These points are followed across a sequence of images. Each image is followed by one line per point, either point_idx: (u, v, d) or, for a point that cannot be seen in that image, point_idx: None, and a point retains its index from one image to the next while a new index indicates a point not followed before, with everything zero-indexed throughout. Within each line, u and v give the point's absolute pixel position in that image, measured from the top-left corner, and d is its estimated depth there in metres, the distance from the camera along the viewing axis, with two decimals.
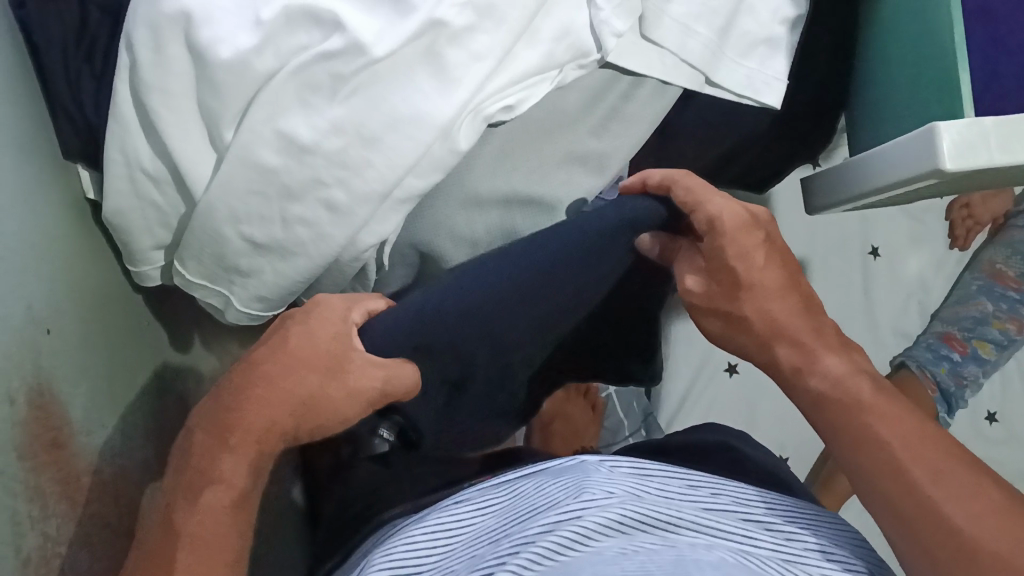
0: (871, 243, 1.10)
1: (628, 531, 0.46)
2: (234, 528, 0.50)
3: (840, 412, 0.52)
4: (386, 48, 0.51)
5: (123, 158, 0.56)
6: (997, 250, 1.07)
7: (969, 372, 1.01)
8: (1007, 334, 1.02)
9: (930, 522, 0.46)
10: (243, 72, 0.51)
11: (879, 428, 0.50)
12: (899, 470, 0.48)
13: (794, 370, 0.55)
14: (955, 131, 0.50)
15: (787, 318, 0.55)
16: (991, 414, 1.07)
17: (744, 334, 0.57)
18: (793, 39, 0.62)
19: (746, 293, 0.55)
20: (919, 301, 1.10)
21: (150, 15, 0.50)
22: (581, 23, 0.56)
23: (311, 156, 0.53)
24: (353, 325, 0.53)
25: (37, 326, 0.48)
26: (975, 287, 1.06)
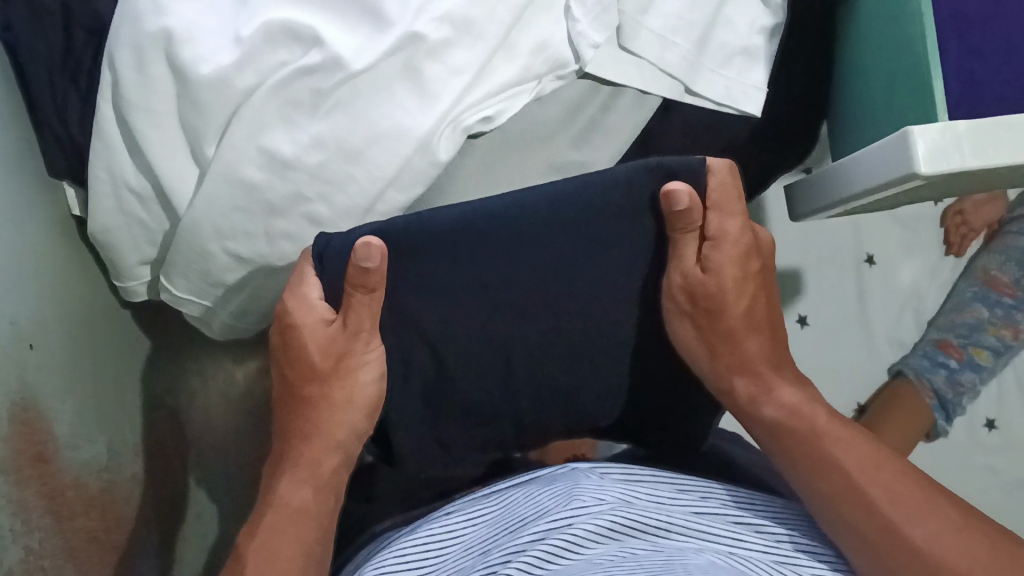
0: (864, 252, 1.10)
1: (618, 538, 0.47)
2: (310, 546, 0.52)
3: (796, 440, 0.53)
4: (364, 63, 0.52)
5: (107, 175, 0.56)
6: (991, 256, 1.06)
7: (966, 379, 1.02)
8: (1003, 340, 1.02)
9: (887, 546, 0.48)
10: (225, 90, 0.52)
11: (831, 448, 0.52)
12: (854, 493, 0.50)
13: (752, 398, 0.55)
14: (929, 137, 0.51)
15: (755, 349, 0.55)
16: (990, 421, 1.06)
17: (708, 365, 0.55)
18: (771, 49, 0.63)
19: (722, 317, 0.53)
20: (914, 309, 1.09)
21: (132, 37, 0.51)
22: (559, 37, 0.57)
23: (294, 172, 0.54)
24: (320, 304, 0.52)
25: (21, 342, 0.49)
26: (969, 294, 1.06)
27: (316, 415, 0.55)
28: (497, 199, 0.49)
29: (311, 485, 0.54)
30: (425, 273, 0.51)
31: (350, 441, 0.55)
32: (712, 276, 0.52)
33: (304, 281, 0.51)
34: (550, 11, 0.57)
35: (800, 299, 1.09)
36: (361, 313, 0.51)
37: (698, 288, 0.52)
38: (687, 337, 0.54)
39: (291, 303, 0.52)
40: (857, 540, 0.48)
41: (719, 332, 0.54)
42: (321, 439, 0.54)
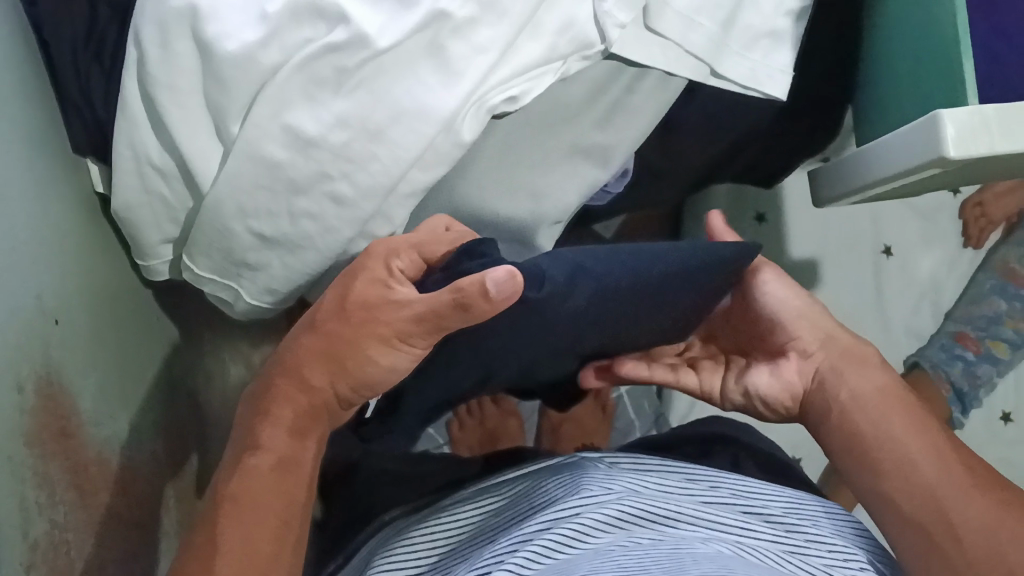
0: (883, 243, 1.09)
1: (626, 526, 0.46)
2: (292, 495, 0.50)
3: (849, 422, 0.55)
4: (390, 41, 0.52)
5: (131, 152, 0.56)
6: (1009, 249, 1.06)
7: (983, 372, 1.02)
8: (1022, 333, 1.02)
9: (960, 506, 0.49)
10: (249, 66, 0.52)
11: (884, 427, 0.53)
12: (903, 473, 0.51)
13: (860, 360, 0.58)
14: (959, 119, 0.51)
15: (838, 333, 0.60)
16: (1006, 415, 1.06)
17: (823, 330, 0.60)
18: (797, 31, 0.62)
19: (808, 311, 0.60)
20: (932, 301, 1.09)
21: (158, 12, 0.51)
22: (584, 15, 0.56)
23: (317, 150, 0.54)
24: (395, 273, 0.51)
25: (46, 317, 0.49)
26: (987, 286, 1.05)
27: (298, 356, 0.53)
28: (629, 250, 0.49)
29: (294, 430, 0.52)
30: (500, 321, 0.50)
31: (332, 398, 0.53)
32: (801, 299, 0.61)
33: (402, 250, 0.51)
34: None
35: (818, 289, 1.08)
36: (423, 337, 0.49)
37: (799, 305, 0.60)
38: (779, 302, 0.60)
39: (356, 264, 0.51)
40: (928, 498, 0.50)
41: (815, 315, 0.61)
42: (309, 391, 0.52)
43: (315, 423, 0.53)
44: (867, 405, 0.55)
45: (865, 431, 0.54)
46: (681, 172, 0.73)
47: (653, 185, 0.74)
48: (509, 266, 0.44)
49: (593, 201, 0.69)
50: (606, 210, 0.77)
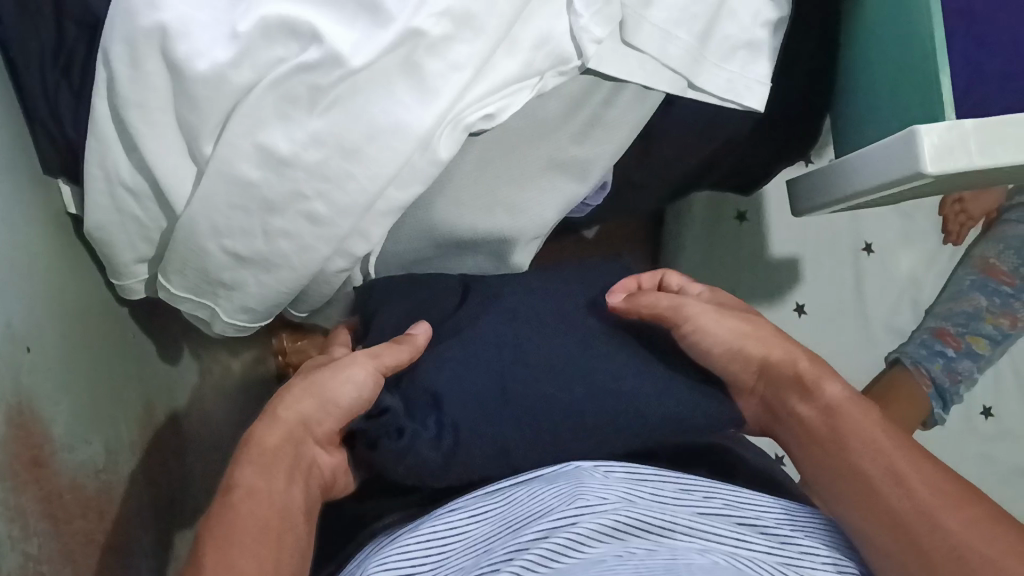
0: (864, 240, 1.09)
1: (622, 537, 0.46)
2: (287, 532, 0.46)
3: (814, 445, 0.54)
4: (363, 60, 0.51)
5: (102, 173, 0.55)
6: (989, 245, 1.06)
7: (963, 368, 1.02)
8: (1000, 329, 1.03)
9: (923, 525, 0.46)
10: (221, 86, 0.51)
11: (852, 450, 0.51)
12: (869, 491, 0.49)
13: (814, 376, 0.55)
14: (935, 135, 0.50)
15: (777, 353, 0.57)
16: (986, 409, 1.06)
17: (759, 358, 0.57)
18: (775, 42, 0.62)
19: (745, 349, 0.58)
20: (912, 298, 1.09)
21: (125, 31, 0.50)
22: (561, 30, 0.56)
23: (291, 169, 0.53)
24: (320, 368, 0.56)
25: (16, 345, 0.48)
26: (967, 283, 1.06)
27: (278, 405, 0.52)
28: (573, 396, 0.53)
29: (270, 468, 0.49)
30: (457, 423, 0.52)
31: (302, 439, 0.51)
32: (739, 342, 0.58)
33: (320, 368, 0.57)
34: (551, 4, 0.55)
35: (799, 288, 1.08)
36: (355, 377, 0.53)
37: (739, 349, 0.58)
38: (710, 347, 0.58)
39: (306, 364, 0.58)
40: (894, 526, 0.47)
41: (765, 336, 0.58)
42: (281, 426, 0.51)
43: (294, 460, 0.50)
44: (827, 433, 0.53)
45: (833, 463, 0.52)
46: (661, 182, 0.72)
47: (632, 196, 0.73)
48: (423, 327, 0.58)
49: (572, 212, 0.69)
50: (585, 219, 0.76)
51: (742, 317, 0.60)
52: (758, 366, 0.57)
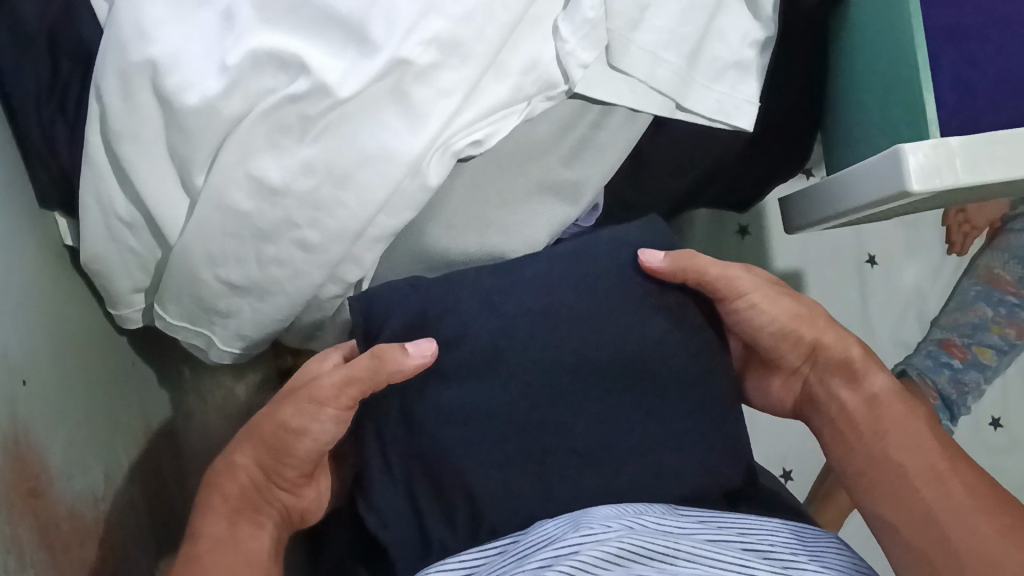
0: (866, 252, 1.10)
1: (627, 564, 0.45)
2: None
3: (854, 428, 0.54)
4: (352, 89, 0.52)
5: (98, 204, 0.56)
6: (995, 255, 1.03)
7: (970, 379, 0.99)
8: (1007, 339, 1.00)
9: (952, 526, 0.47)
10: (211, 117, 0.52)
11: (892, 442, 0.52)
12: (901, 483, 0.50)
13: (862, 366, 0.56)
14: (922, 153, 0.50)
15: (829, 342, 0.57)
16: (996, 420, 1.06)
17: (809, 342, 0.57)
18: (764, 62, 0.62)
19: (801, 330, 0.57)
20: (917, 309, 1.09)
21: (118, 64, 0.51)
22: (548, 56, 0.56)
23: (283, 198, 0.54)
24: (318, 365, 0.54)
25: (13, 377, 0.49)
26: (972, 292, 1.04)
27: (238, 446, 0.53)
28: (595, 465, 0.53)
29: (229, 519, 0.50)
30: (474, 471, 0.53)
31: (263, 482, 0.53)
32: (795, 323, 0.57)
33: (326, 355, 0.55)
34: (538, 29, 0.56)
35: None
36: (317, 427, 0.52)
37: (792, 330, 0.57)
38: (765, 321, 0.57)
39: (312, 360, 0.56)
40: (924, 522, 0.48)
41: (819, 317, 0.57)
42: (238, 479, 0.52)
43: (255, 509, 0.52)
44: (865, 426, 0.54)
45: (867, 449, 0.53)
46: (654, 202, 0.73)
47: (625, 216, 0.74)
48: (426, 346, 0.52)
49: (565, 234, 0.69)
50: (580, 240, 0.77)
51: (793, 297, 0.58)
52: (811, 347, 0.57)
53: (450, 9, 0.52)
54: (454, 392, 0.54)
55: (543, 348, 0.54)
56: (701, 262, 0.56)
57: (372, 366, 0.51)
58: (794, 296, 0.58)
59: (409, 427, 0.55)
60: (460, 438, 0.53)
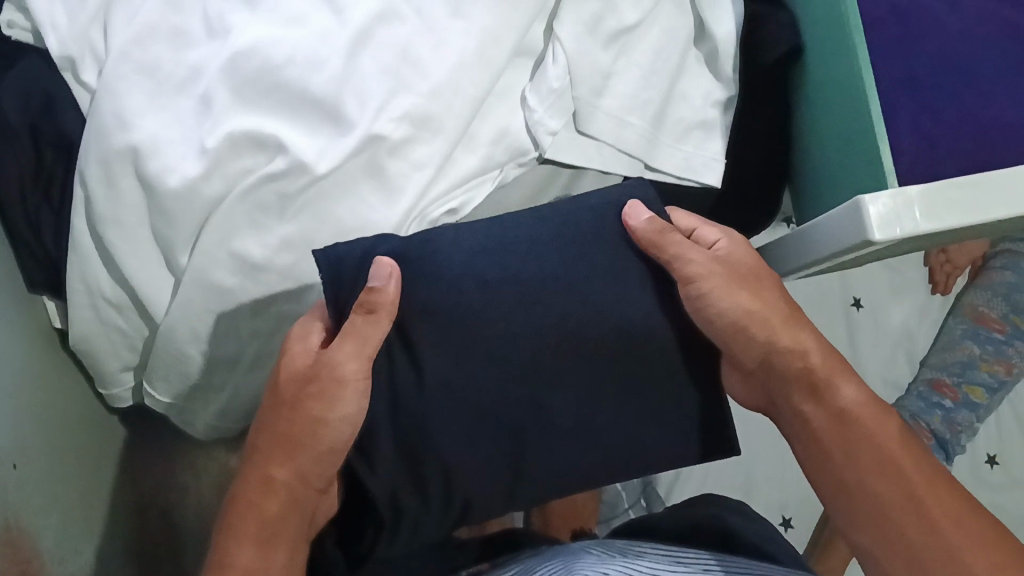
0: (852, 296, 1.06)
1: None
2: None
3: (827, 447, 0.48)
4: (328, 166, 0.54)
5: (84, 288, 0.57)
6: (978, 292, 1.02)
7: (962, 419, 0.98)
8: (996, 376, 0.98)
9: (931, 552, 0.43)
10: (191, 199, 0.54)
11: (862, 462, 0.47)
12: (877, 510, 0.45)
13: (827, 378, 0.49)
14: (881, 203, 0.52)
15: (787, 345, 0.50)
16: (992, 458, 1.01)
17: (760, 351, 0.50)
18: (728, 121, 0.64)
19: (752, 332, 0.50)
20: (906, 350, 1.05)
21: (101, 153, 0.53)
22: (517, 125, 0.59)
23: (265, 274, 0.55)
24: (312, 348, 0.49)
25: (3, 463, 0.50)
26: (959, 331, 1.02)
27: (269, 454, 0.48)
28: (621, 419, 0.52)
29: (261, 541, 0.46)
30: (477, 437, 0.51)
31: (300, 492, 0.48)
32: (753, 318, 0.50)
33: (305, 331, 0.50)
34: (508, 100, 0.60)
35: None
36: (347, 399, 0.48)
37: (748, 324, 0.50)
38: (737, 304, 0.50)
39: (289, 337, 0.50)
40: (886, 538, 0.45)
41: (774, 303, 0.51)
42: (275, 498, 0.47)
43: (295, 528, 0.47)
44: (835, 451, 0.48)
45: (839, 474, 0.47)
46: None
47: None
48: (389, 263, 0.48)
49: None
50: None
51: (754, 285, 0.51)
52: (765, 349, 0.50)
53: (419, 87, 0.55)
54: (444, 360, 0.50)
55: (507, 340, 0.50)
56: (674, 242, 0.51)
57: (382, 326, 0.47)
58: (750, 280, 0.51)
59: (396, 412, 0.50)
60: (446, 401, 0.50)
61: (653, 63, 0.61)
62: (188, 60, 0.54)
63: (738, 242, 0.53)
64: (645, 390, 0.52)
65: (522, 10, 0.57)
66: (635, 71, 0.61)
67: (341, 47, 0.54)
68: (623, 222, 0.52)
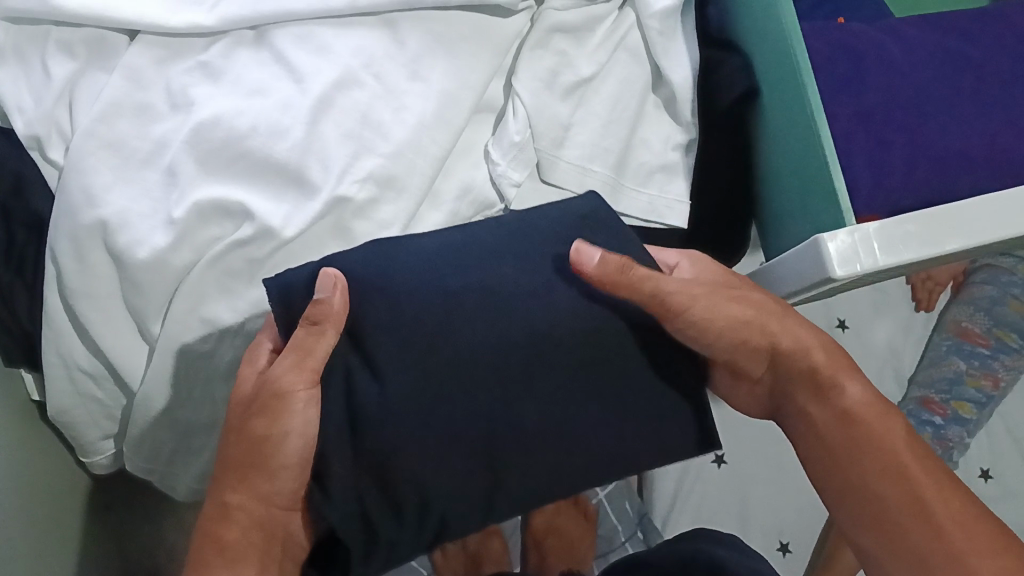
0: (837, 316, 1.02)
1: None
2: None
3: (831, 445, 0.48)
4: (294, 230, 0.55)
5: (61, 361, 0.57)
6: (960, 308, 1.03)
7: (953, 434, 0.97)
8: (983, 391, 0.99)
9: (938, 552, 0.43)
10: (161, 269, 0.54)
11: (865, 465, 0.46)
12: (878, 512, 0.46)
13: (830, 376, 0.49)
14: (839, 240, 0.53)
15: (784, 342, 0.50)
16: (984, 471, 0.98)
17: (764, 351, 0.50)
18: (688, 162, 0.66)
19: (751, 332, 0.50)
20: (893, 368, 1.02)
21: (70, 228, 0.54)
22: (481, 178, 0.60)
23: (237, 337, 0.56)
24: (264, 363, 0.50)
25: None
26: (944, 347, 1.02)
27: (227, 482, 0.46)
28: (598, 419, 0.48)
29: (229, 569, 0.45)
30: (437, 462, 0.46)
31: (262, 518, 0.46)
32: (750, 318, 0.50)
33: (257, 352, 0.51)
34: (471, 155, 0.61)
35: None
36: (296, 409, 0.46)
37: (739, 327, 0.49)
38: (732, 310, 0.50)
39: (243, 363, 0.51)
40: (892, 543, 0.45)
41: (763, 309, 0.51)
42: (237, 519, 0.46)
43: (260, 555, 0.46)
44: (843, 458, 0.47)
45: (845, 477, 0.47)
46: None
47: None
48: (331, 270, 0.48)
49: None
50: None
51: (738, 293, 0.51)
52: (766, 340, 0.50)
53: (382, 148, 0.56)
54: (407, 383, 0.47)
55: (486, 350, 0.47)
56: (638, 276, 0.48)
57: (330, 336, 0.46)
58: (729, 289, 0.51)
59: (354, 437, 0.47)
60: (411, 414, 0.46)
61: (612, 112, 0.63)
62: (152, 135, 0.55)
63: (704, 265, 0.55)
64: (628, 398, 0.49)
65: (480, 68, 0.59)
66: (595, 122, 0.62)
67: (303, 115, 0.56)
68: (574, 268, 0.49)
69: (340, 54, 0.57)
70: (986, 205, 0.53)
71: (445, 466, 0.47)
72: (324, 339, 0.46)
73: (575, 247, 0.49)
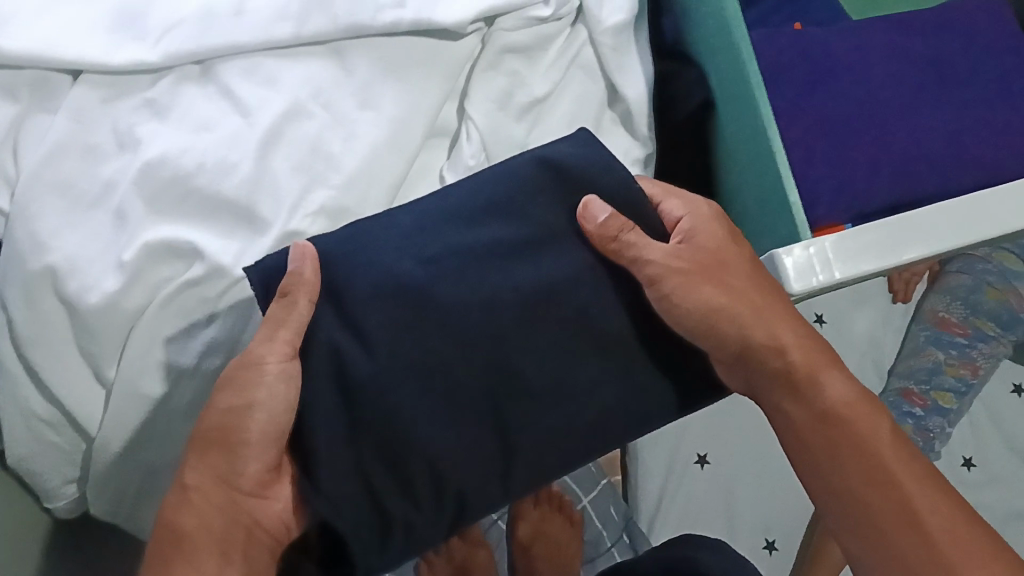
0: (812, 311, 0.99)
1: None
2: None
3: (822, 441, 0.47)
4: (245, 267, 0.54)
5: (15, 409, 0.56)
6: (937, 297, 0.99)
7: (933, 425, 0.93)
8: (962, 379, 0.96)
9: (905, 547, 0.44)
10: (113, 313, 0.53)
11: (849, 463, 0.46)
12: (860, 500, 0.46)
13: (809, 376, 0.49)
14: (795, 256, 0.53)
15: (755, 327, 0.49)
16: (968, 460, 0.94)
17: (737, 344, 0.48)
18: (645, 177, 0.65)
19: (721, 314, 0.49)
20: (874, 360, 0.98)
21: (19, 274, 0.53)
22: None
23: (194, 378, 0.55)
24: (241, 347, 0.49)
25: None
26: (921, 337, 0.99)
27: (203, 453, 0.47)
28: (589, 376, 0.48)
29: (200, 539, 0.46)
30: (439, 410, 0.46)
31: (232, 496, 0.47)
32: (726, 289, 0.50)
33: None
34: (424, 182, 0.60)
35: None
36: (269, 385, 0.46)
37: (713, 306, 0.49)
38: (706, 292, 0.49)
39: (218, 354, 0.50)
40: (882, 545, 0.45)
41: (738, 292, 0.50)
42: (196, 503, 0.47)
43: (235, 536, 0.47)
44: (821, 455, 0.47)
45: (842, 482, 0.46)
46: None
47: None
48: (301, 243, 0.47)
49: None
50: None
51: (718, 275, 0.50)
52: (738, 317, 0.49)
53: (333, 179, 0.55)
54: (398, 344, 0.46)
55: (478, 321, 0.47)
56: (628, 241, 0.48)
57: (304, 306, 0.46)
58: (715, 268, 0.50)
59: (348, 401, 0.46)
60: (396, 375, 0.46)
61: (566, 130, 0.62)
62: (98, 173, 0.55)
63: (701, 214, 0.52)
64: (616, 366, 0.49)
65: (429, 95, 0.58)
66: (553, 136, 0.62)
67: (250, 151, 0.55)
68: (577, 222, 0.50)
69: (289, 85, 0.57)
70: (955, 207, 0.53)
71: (443, 423, 0.46)
72: (296, 316, 0.46)
73: (584, 204, 0.50)
